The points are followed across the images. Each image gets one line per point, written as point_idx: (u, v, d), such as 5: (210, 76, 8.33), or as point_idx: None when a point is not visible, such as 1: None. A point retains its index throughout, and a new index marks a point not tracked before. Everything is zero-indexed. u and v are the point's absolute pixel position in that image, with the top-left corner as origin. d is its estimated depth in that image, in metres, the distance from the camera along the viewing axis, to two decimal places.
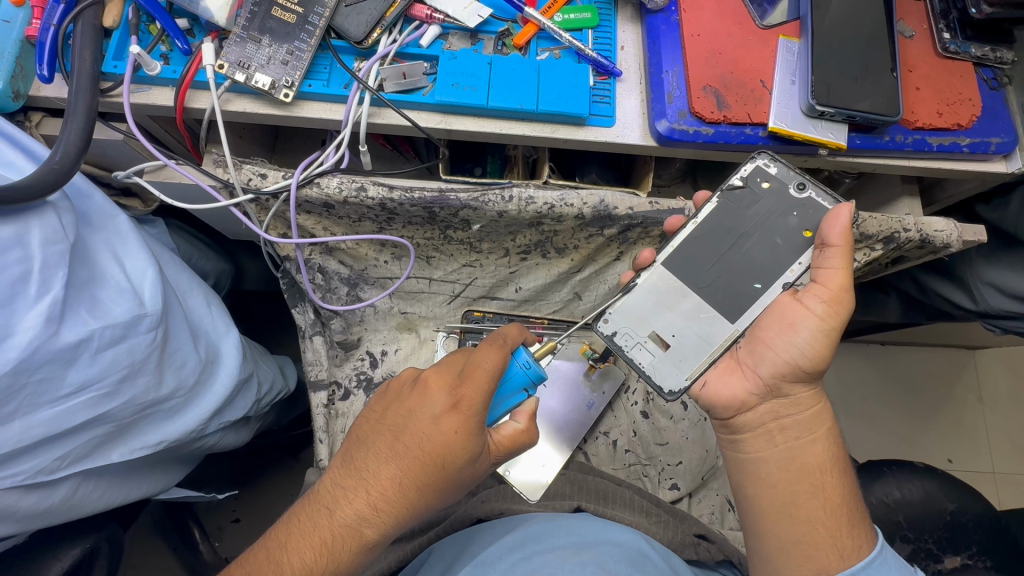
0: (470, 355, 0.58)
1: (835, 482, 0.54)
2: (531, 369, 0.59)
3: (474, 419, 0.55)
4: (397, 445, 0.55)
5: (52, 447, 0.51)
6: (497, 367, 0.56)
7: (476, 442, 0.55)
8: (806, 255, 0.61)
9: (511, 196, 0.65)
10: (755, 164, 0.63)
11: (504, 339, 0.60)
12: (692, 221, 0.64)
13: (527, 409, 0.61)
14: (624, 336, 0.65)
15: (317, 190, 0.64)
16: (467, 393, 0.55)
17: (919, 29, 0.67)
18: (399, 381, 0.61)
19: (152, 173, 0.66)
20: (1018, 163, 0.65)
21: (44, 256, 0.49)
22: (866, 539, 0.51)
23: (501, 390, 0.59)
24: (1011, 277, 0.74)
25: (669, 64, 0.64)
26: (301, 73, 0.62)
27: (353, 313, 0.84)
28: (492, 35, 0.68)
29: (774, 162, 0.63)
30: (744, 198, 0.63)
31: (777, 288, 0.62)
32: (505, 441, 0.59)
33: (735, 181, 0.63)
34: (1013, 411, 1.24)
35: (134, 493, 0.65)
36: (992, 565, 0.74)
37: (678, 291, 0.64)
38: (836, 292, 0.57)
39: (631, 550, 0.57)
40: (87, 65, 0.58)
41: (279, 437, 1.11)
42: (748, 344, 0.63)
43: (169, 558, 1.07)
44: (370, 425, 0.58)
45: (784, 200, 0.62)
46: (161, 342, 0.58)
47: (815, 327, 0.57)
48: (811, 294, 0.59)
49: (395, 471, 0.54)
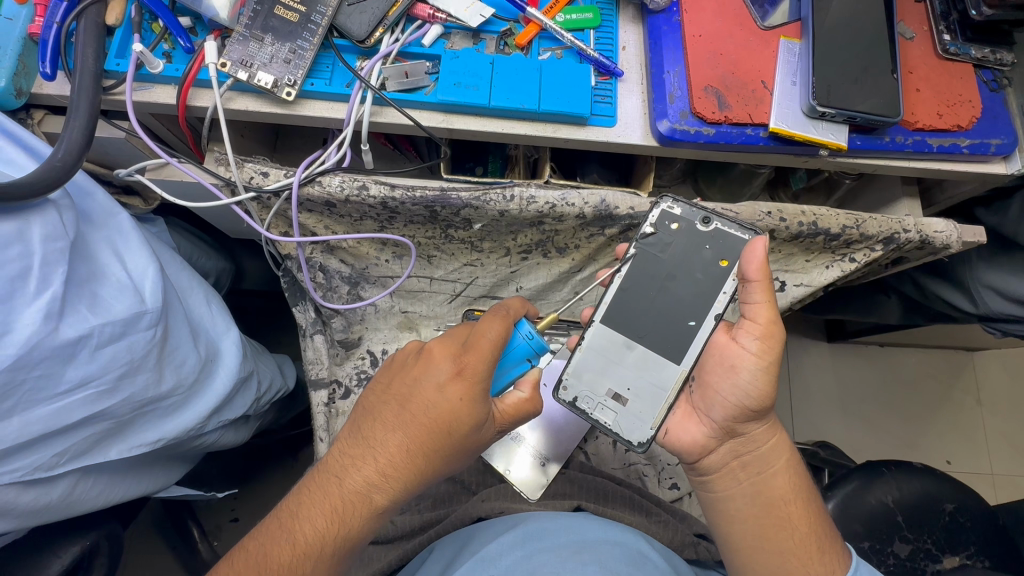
0: (473, 326, 0.60)
1: (799, 512, 0.57)
2: (533, 339, 0.61)
3: (479, 385, 0.56)
4: (404, 413, 0.57)
5: (51, 444, 0.52)
6: (500, 336, 0.57)
7: (480, 408, 0.56)
8: (728, 284, 0.62)
9: (512, 196, 0.65)
10: (660, 209, 0.63)
11: (507, 310, 0.62)
12: (616, 277, 0.64)
13: (528, 378, 0.62)
14: (583, 400, 0.65)
15: (318, 188, 0.64)
16: (470, 361, 0.56)
17: (919, 31, 0.67)
18: (404, 352, 0.63)
19: (154, 172, 0.66)
20: (1018, 165, 0.65)
21: (44, 253, 0.49)
22: (839, 564, 0.54)
23: (502, 361, 0.61)
24: (1012, 280, 0.74)
25: (671, 64, 0.65)
26: (303, 71, 0.62)
27: (354, 312, 0.84)
28: (494, 35, 0.68)
29: (678, 203, 0.63)
30: (657, 243, 0.64)
31: (710, 321, 0.62)
32: (509, 409, 0.61)
33: (648, 231, 0.64)
34: (1012, 412, 1.24)
35: (134, 491, 0.65)
36: (989, 564, 0.75)
37: (622, 345, 0.64)
38: (764, 327, 0.59)
39: (631, 550, 0.57)
40: (89, 63, 0.58)
41: (278, 437, 1.11)
42: (699, 387, 0.65)
43: (168, 558, 1.07)
44: (377, 396, 0.59)
45: (693, 239, 0.63)
46: (161, 339, 0.58)
47: (755, 365, 0.59)
48: (743, 330, 0.61)
49: (403, 438, 0.56)
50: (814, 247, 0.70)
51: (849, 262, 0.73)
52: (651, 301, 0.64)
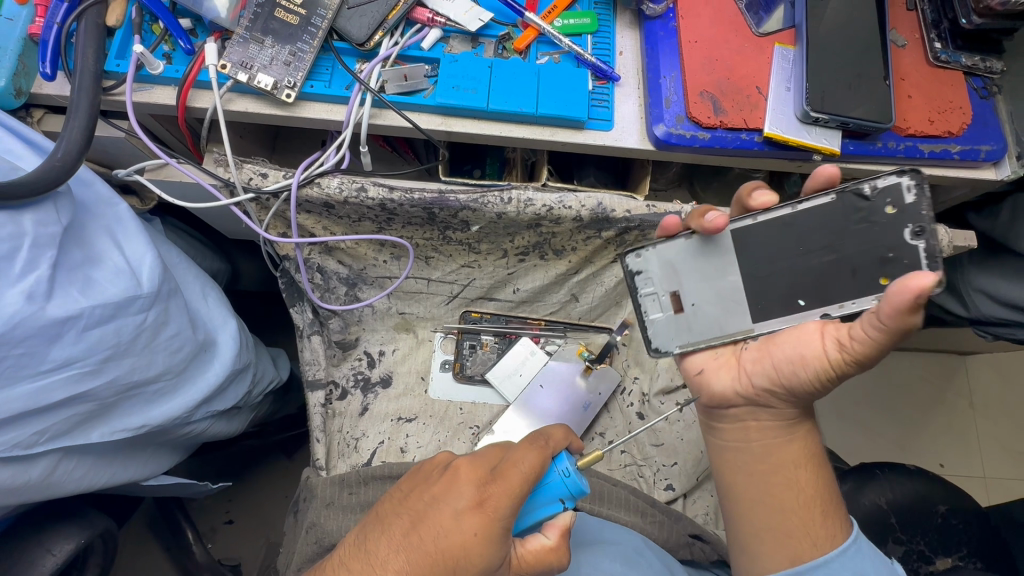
0: (508, 450, 0.52)
1: (812, 506, 0.57)
2: (571, 479, 0.52)
3: (498, 524, 0.48)
4: (412, 533, 0.49)
5: (32, 422, 0.51)
6: (533, 471, 0.50)
7: (495, 555, 0.48)
8: (867, 298, 0.50)
9: (510, 198, 0.66)
10: (897, 178, 0.48)
11: (547, 441, 0.53)
12: (793, 205, 0.53)
13: (559, 523, 0.53)
14: (645, 279, 0.62)
15: (317, 190, 0.65)
16: (494, 493, 0.49)
17: (911, 38, 0.68)
18: (430, 465, 0.56)
19: (152, 172, 0.67)
20: (1007, 170, 0.67)
21: (35, 235, 0.49)
22: (840, 530, 0.54)
23: (534, 493, 0.52)
24: (1001, 283, 0.75)
25: (667, 69, 0.65)
26: (303, 73, 0.63)
27: (352, 313, 0.85)
28: (492, 39, 0.69)
29: (918, 190, 0.47)
30: (857, 212, 0.50)
31: (814, 313, 0.53)
32: (529, 557, 0.51)
33: (864, 192, 0.50)
34: (1004, 416, 1.25)
35: (118, 477, 0.65)
36: (983, 565, 0.75)
37: (726, 263, 0.57)
38: (857, 352, 0.48)
39: (628, 548, 0.60)
40: (90, 64, 0.58)
41: (273, 437, 1.11)
42: (758, 349, 0.58)
43: (159, 559, 1.06)
44: (390, 506, 0.52)
45: (891, 236, 0.48)
46: (153, 324, 0.58)
47: (815, 372, 0.52)
48: (837, 325, 0.52)
49: (403, 564, 0.47)
50: None
51: None
52: (769, 259, 0.55)
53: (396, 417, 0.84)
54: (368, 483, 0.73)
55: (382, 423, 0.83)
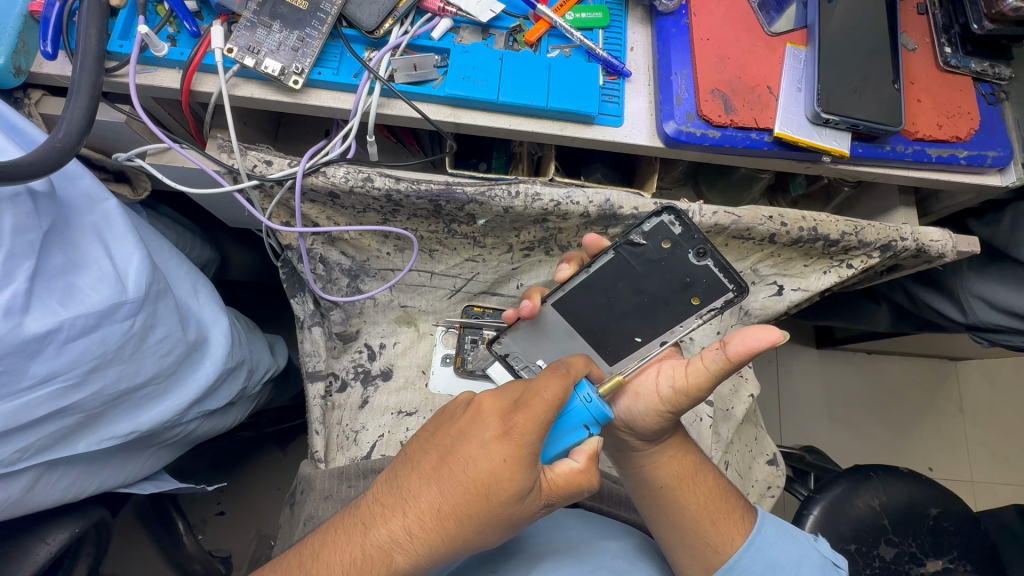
0: (529, 382, 0.52)
1: (730, 530, 0.57)
2: (592, 405, 0.51)
3: (526, 449, 0.48)
4: (442, 467, 0.49)
5: (15, 440, 0.51)
6: (558, 397, 0.49)
7: (524, 475, 0.48)
8: (688, 321, 0.61)
9: (517, 192, 0.65)
10: (658, 221, 0.58)
11: (568, 369, 0.53)
12: (585, 270, 0.63)
13: (586, 448, 0.52)
14: (516, 359, 0.73)
15: (322, 178, 0.63)
16: (520, 420, 0.49)
17: (921, 42, 0.68)
18: (455, 403, 0.56)
19: (155, 156, 0.65)
20: (1013, 177, 0.67)
21: (12, 245, 0.48)
22: (737, 533, 0.57)
23: (555, 424, 0.52)
24: (1000, 290, 0.75)
25: (679, 66, 0.65)
26: (311, 60, 0.62)
27: (353, 304, 0.83)
28: (503, 31, 0.68)
29: (680, 222, 0.58)
30: (642, 254, 0.61)
31: (655, 343, 0.63)
32: (559, 481, 0.50)
33: (638, 240, 0.60)
34: (991, 421, 1.27)
35: (109, 482, 0.63)
36: (971, 569, 0.77)
37: (566, 333, 0.68)
38: (688, 385, 0.56)
39: (628, 546, 0.63)
40: (92, 43, 0.56)
41: (267, 429, 1.10)
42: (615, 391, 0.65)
43: (149, 549, 1.05)
44: (419, 444, 0.53)
45: (682, 266, 0.59)
46: (141, 330, 0.57)
47: (653, 404, 0.59)
48: (669, 367, 0.61)
49: (436, 495, 0.49)
50: (814, 252, 0.71)
51: (846, 267, 0.73)
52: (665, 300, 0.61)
53: (396, 410, 0.83)
54: (367, 476, 0.72)
55: (382, 417, 0.82)
